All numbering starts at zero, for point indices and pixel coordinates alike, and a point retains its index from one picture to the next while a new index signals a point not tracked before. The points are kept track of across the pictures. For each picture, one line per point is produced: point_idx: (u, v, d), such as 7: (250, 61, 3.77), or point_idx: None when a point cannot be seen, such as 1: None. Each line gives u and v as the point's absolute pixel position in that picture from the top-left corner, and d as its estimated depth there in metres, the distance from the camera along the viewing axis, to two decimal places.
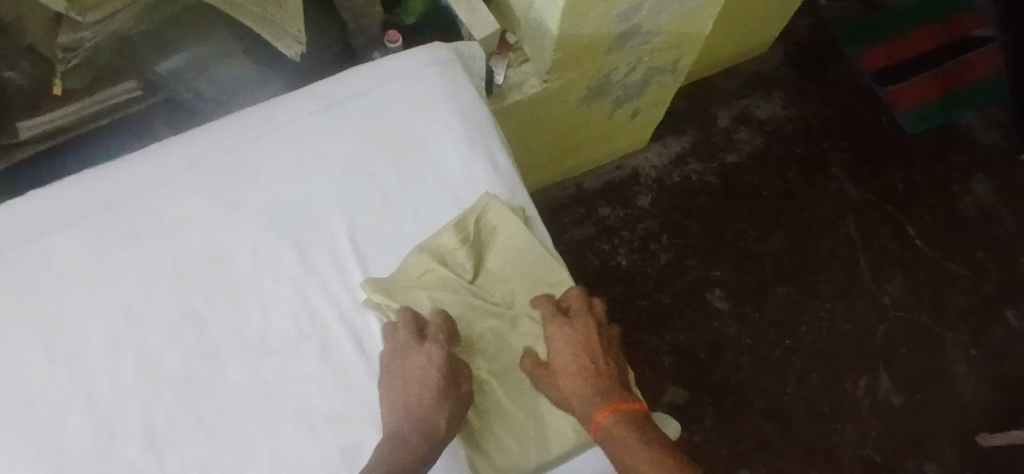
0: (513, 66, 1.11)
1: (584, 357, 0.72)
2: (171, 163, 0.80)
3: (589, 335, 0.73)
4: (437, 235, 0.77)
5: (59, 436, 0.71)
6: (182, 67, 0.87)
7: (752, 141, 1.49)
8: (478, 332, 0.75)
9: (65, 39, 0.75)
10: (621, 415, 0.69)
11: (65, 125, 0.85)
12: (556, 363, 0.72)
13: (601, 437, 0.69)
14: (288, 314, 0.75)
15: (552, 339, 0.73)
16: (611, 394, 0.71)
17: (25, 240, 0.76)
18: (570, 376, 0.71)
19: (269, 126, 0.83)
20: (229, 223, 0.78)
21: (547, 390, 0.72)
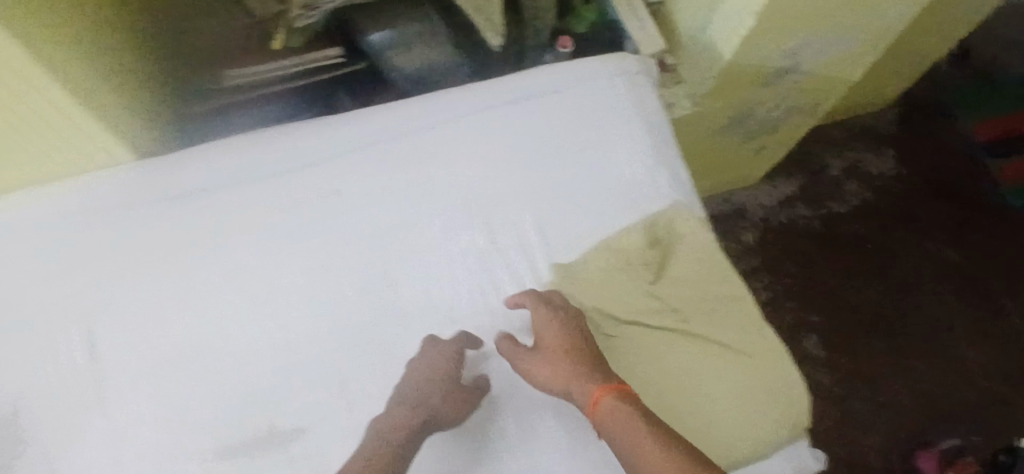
0: (666, 87, 1.13)
1: (574, 343, 0.71)
2: (371, 132, 0.84)
3: (577, 327, 0.72)
4: (625, 233, 0.79)
5: (247, 376, 0.74)
6: (388, 41, 0.88)
7: (859, 195, 1.52)
8: (654, 335, 0.76)
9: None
10: (619, 395, 0.66)
11: (266, 79, 0.88)
12: (542, 348, 0.72)
13: (599, 423, 0.66)
14: (475, 287, 0.79)
15: (541, 333, 0.72)
16: (605, 376, 0.68)
17: (235, 184, 0.81)
18: (558, 361, 0.70)
19: (462, 109, 0.86)
20: (422, 196, 0.82)
21: (529, 371, 0.71)
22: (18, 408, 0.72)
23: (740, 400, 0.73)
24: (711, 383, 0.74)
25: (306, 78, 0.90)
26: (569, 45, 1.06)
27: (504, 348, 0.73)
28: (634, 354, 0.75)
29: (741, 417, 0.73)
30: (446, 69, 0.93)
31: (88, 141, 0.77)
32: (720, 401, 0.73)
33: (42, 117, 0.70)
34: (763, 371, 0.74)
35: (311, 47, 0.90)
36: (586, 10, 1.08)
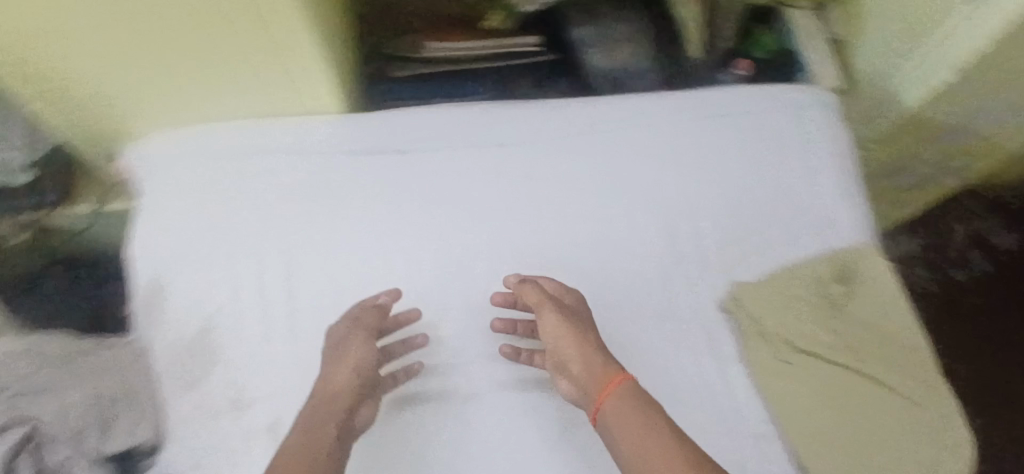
0: None
1: (579, 332, 0.72)
2: (565, 124, 0.86)
3: (581, 318, 0.73)
4: (811, 263, 0.81)
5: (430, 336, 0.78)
6: (588, 38, 0.91)
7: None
8: (826, 365, 0.76)
9: None
10: (620, 391, 0.67)
11: (466, 57, 0.91)
12: (567, 310, 0.74)
13: (607, 397, 0.67)
14: (651, 290, 0.80)
15: (547, 313, 0.74)
16: (607, 368, 0.69)
17: (432, 153, 0.84)
18: (583, 333, 0.72)
19: (660, 113, 0.87)
20: (608, 194, 0.83)
21: (548, 324, 0.73)
22: (210, 324, 0.76)
23: (904, 437, 0.73)
24: (878, 416, 0.73)
25: (502, 62, 0.91)
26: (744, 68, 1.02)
27: (531, 297, 0.75)
28: (802, 376, 0.75)
29: (903, 453, 0.72)
30: (637, 73, 0.93)
31: (301, 87, 0.80)
32: (885, 436, 0.73)
33: (269, 51, 0.73)
34: (929, 417, 0.74)
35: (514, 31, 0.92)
36: (766, 38, 1.08)
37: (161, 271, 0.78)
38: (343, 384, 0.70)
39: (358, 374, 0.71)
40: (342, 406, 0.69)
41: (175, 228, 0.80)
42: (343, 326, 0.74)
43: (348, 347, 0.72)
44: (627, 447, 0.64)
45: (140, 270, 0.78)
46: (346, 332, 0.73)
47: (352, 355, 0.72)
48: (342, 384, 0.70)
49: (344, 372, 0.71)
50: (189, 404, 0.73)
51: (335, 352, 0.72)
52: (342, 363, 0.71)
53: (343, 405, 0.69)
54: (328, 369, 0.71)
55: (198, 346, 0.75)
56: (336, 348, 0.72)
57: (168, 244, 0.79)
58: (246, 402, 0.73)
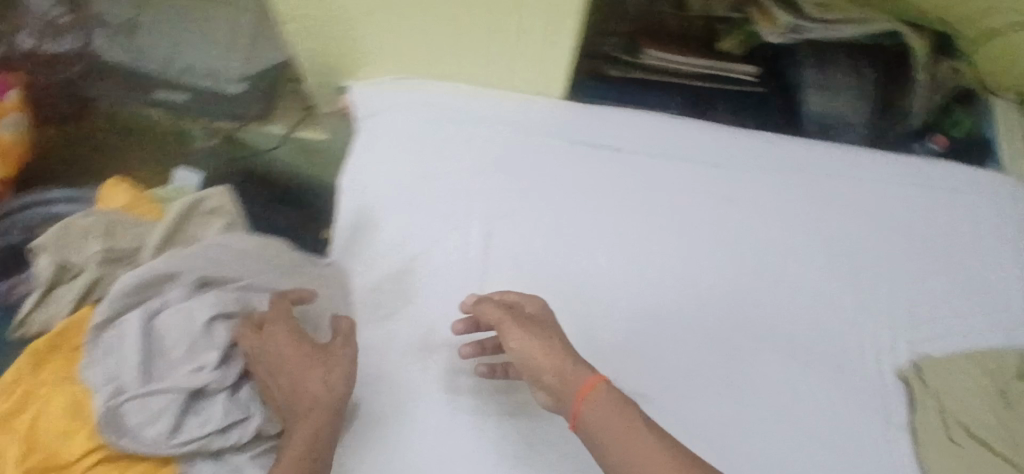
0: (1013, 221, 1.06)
1: (540, 342, 0.62)
2: (778, 155, 0.87)
3: (549, 332, 0.63)
4: (994, 353, 0.80)
5: (599, 335, 0.76)
6: (812, 82, 0.91)
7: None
8: (998, 458, 0.73)
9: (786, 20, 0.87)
10: (595, 400, 0.57)
11: (682, 72, 0.92)
12: (525, 320, 0.64)
13: (584, 404, 0.58)
14: (832, 339, 0.80)
15: (506, 330, 0.63)
16: (575, 374, 0.59)
17: (644, 154, 0.86)
18: (547, 341, 0.62)
19: (869, 170, 0.89)
20: (806, 234, 0.84)
21: (513, 342, 0.62)
22: (414, 265, 0.78)
23: None
24: None
25: (717, 85, 0.92)
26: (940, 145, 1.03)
27: (490, 316, 0.66)
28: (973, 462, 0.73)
29: None
30: (851, 123, 0.91)
31: (543, 63, 0.83)
32: None
33: (534, 13, 0.77)
34: None
35: (738, 58, 0.93)
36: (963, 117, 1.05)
37: (371, 207, 0.80)
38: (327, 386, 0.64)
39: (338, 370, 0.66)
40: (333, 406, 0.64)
41: (391, 171, 0.82)
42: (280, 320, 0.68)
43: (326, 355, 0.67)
44: (618, 456, 0.55)
45: (350, 202, 0.81)
46: (292, 329, 0.68)
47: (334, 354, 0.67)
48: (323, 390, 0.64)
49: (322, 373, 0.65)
50: (379, 336, 0.74)
51: (307, 351, 0.66)
52: (323, 368, 0.65)
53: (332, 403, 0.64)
54: (302, 374, 0.65)
55: (396, 284, 0.77)
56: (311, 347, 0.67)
57: (380, 185, 0.82)
58: (429, 349, 0.74)
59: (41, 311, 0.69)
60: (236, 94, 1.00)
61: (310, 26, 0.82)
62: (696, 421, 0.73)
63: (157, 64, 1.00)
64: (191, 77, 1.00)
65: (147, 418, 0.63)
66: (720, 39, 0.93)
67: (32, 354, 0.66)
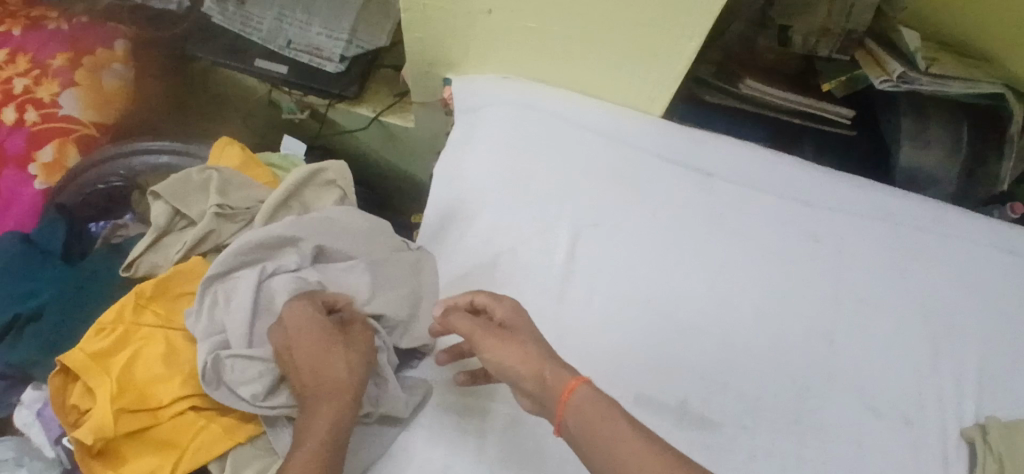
0: None
1: (510, 350, 0.58)
2: (866, 202, 0.88)
3: (521, 336, 0.59)
4: None
5: (671, 356, 0.77)
6: (907, 131, 0.90)
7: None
8: None
9: (893, 69, 0.82)
10: (576, 403, 0.54)
11: (777, 106, 0.94)
12: (500, 327, 0.61)
13: (565, 410, 0.54)
14: (903, 390, 0.79)
15: (478, 338, 0.61)
16: (554, 377, 0.56)
17: (736, 183, 0.86)
18: (516, 342, 0.59)
19: (956, 229, 0.89)
20: (888, 283, 0.84)
21: (487, 345, 0.60)
22: (495, 261, 0.80)
23: None
24: None
25: (808, 122, 0.95)
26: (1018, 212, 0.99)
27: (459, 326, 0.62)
28: None
29: None
30: (937, 181, 0.91)
31: (648, 84, 0.86)
32: None
33: (654, 44, 0.79)
34: None
35: (835, 99, 0.94)
36: None
37: (462, 198, 0.84)
38: (348, 372, 0.60)
39: (357, 358, 0.62)
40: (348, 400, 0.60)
41: (486, 164, 0.85)
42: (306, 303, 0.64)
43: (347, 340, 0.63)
44: (603, 458, 0.51)
45: (444, 191, 0.85)
46: (312, 310, 0.64)
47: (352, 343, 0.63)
48: (350, 378, 0.60)
49: (347, 361, 0.61)
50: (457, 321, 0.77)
51: (325, 334, 0.62)
52: (342, 351, 0.61)
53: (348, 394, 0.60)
54: (326, 359, 0.60)
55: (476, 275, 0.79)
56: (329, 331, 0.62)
57: (474, 177, 0.85)
58: None
59: (153, 254, 0.73)
60: (331, 74, 1.02)
61: (431, 18, 0.83)
62: (756, 453, 0.73)
63: (261, 33, 1.03)
64: (292, 52, 1.02)
65: (242, 378, 0.63)
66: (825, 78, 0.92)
67: (138, 296, 0.67)
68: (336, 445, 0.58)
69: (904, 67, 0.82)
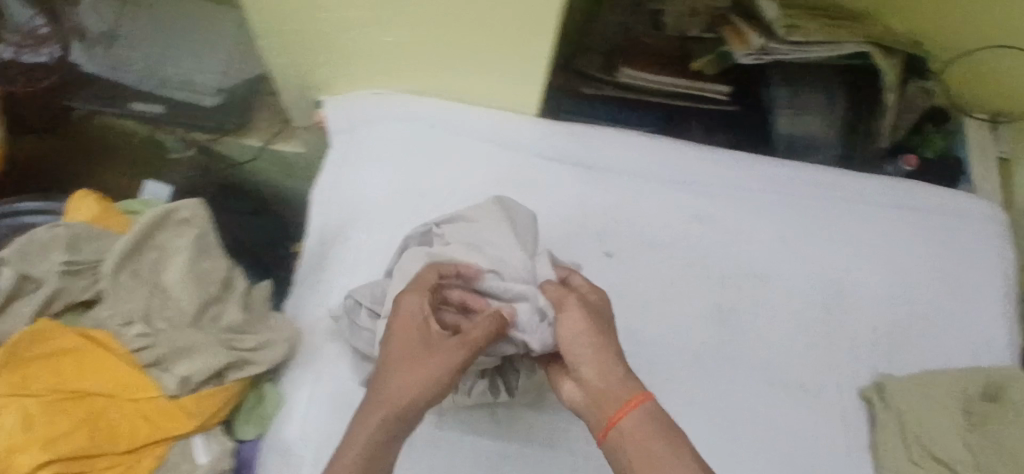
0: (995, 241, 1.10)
1: (596, 336, 0.61)
2: (752, 176, 0.87)
3: (605, 328, 0.62)
4: (962, 374, 0.80)
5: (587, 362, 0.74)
6: (780, 98, 0.92)
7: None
8: None
9: (756, 40, 0.82)
10: (637, 414, 0.57)
11: (652, 91, 0.94)
12: (590, 312, 0.63)
13: (622, 416, 0.57)
14: (796, 359, 0.80)
15: (563, 315, 0.62)
16: (625, 382, 0.59)
17: (619, 173, 0.85)
18: (594, 332, 0.61)
19: (843, 193, 0.88)
20: (775, 256, 0.84)
21: (566, 324, 0.62)
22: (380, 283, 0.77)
23: None
24: None
25: (688, 103, 0.94)
26: (912, 164, 1.03)
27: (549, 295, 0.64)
28: None
29: None
30: (819, 142, 0.92)
31: (514, 88, 0.84)
32: None
33: (509, 48, 0.78)
34: None
35: (713, 78, 0.93)
36: (936, 138, 1.08)
37: (344, 220, 0.80)
38: (417, 389, 0.58)
39: (438, 374, 0.58)
40: (412, 413, 0.58)
41: (365, 184, 0.82)
42: (418, 298, 0.63)
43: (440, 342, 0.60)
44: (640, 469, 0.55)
45: (324, 213, 0.81)
46: (418, 315, 0.62)
47: (447, 346, 0.60)
48: (418, 396, 0.58)
49: (421, 377, 0.58)
50: (340, 351, 0.72)
51: (426, 336, 0.61)
52: (422, 370, 0.59)
53: (410, 412, 0.58)
54: (400, 369, 0.59)
55: None
56: (421, 340, 0.60)
57: (354, 198, 0.81)
58: None
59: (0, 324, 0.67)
60: (208, 108, 1.00)
61: (287, 41, 0.81)
62: None
63: (133, 74, 1.00)
64: (168, 89, 1.00)
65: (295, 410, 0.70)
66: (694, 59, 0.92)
67: None
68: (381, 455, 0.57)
69: (764, 38, 0.82)
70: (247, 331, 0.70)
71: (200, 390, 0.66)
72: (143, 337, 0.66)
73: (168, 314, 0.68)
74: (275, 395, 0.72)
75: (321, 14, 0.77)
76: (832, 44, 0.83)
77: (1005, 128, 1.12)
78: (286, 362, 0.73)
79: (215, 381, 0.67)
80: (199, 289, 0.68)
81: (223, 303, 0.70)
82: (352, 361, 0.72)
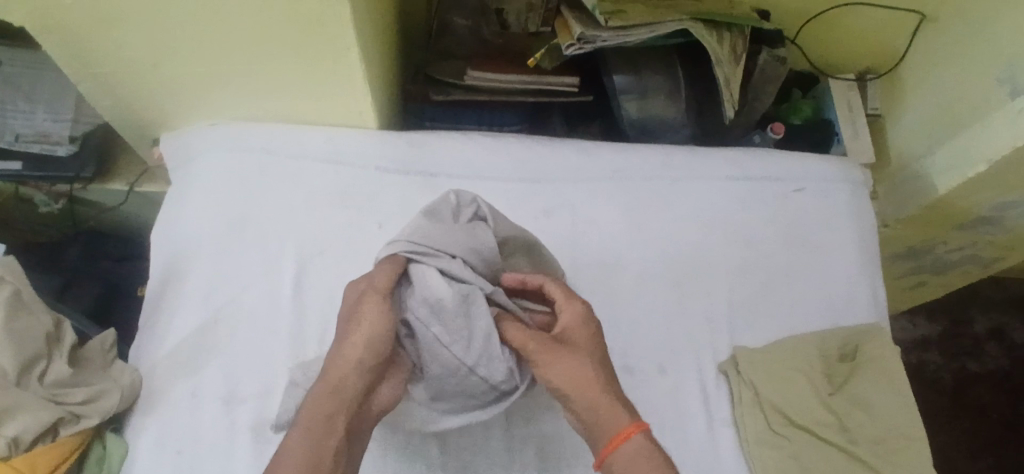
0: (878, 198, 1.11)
1: (572, 373, 0.60)
2: (597, 163, 0.86)
3: (584, 361, 0.61)
4: (818, 336, 0.80)
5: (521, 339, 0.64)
6: (629, 86, 0.92)
7: (997, 358, 1.38)
8: (810, 444, 0.73)
9: (579, 30, 0.84)
10: (626, 451, 0.58)
11: (501, 90, 0.93)
12: (560, 347, 0.61)
13: (612, 459, 0.58)
14: (656, 342, 0.78)
15: (539, 362, 0.61)
16: (613, 417, 0.59)
17: (459, 176, 0.84)
18: (569, 370, 0.60)
19: (691, 171, 0.88)
20: (627, 241, 0.83)
21: (541, 367, 0.61)
22: (217, 317, 0.75)
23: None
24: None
25: (539, 97, 0.93)
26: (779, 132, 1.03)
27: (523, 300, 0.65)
28: (785, 449, 0.73)
29: None
30: (669, 121, 0.94)
31: (348, 106, 0.82)
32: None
33: (324, 68, 0.75)
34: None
35: (561, 71, 0.94)
36: (804, 104, 1.08)
37: (180, 257, 0.78)
38: (351, 358, 0.59)
39: (364, 337, 0.59)
40: (351, 387, 0.59)
41: (200, 219, 0.79)
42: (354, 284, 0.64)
43: (362, 308, 0.61)
44: None
45: (160, 253, 0.79)
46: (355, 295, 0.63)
47: (369, 302, 0.61)
48: (354, 360, 0.59)
49: (354, 344, 0.59)
50: (183, 393, 0.71)
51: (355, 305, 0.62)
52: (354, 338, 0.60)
53: (348, 385, 0.58)
54: (335, 344, 0.60)
55: (198, 339, 0.74)
56: (349, 311, 0.62)
57: (186, 235, 0.79)
58: (237, 400, 0.71)
59: None
60: (64, 157, 0.97)
61: (104, 83, 0.78)
62: (515, 444, 0.71)
63: None
64: (23, 144, 0.96)
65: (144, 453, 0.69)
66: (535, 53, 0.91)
67: None
68: (327, 435, 0.56)
69: (584, 27, 0.85)
70: (78, 384, 0.69)
71: (32, 449, 0.65)
72: None
73: None
74: (118, 443, 0.70)
75: (122, 53, 0.73)
76: (653, 27, 0.85)
77: (875, 86, 1.13)
78: (128, 409, 0.72)
79: (48, 439, 0.66)
80: (18, 348, 0.66)
81: (53, 360, 0.69)
82: (195, 400, 0.71)
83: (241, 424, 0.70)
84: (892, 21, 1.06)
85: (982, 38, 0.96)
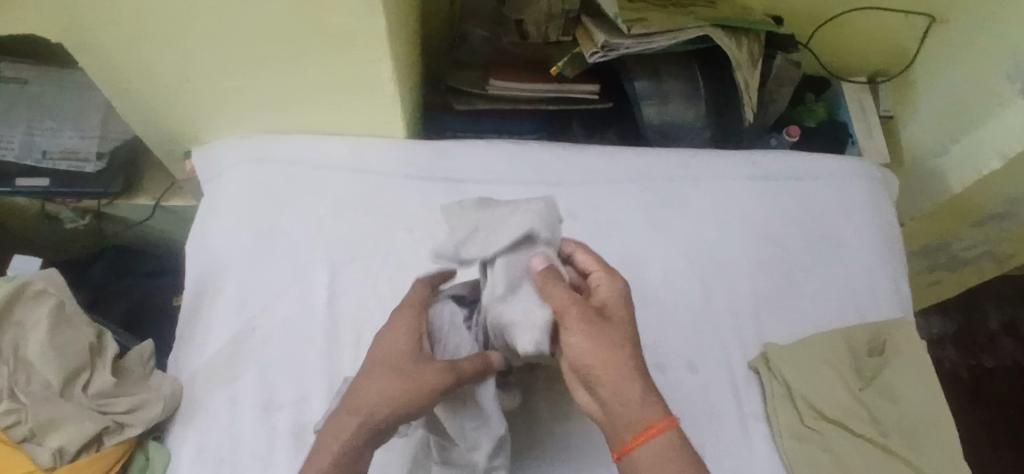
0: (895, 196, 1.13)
1: (607, 355, 0.58)
2: (622, 166, 0.88)
3: (620, 342, 0.59)
4: (847, 331, 0.81)
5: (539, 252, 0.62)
6: (648, 90, 0.94)
7: (1014, 355, 1.38)
8: (843, 437, 0.74)
9: (600, 39, 0.86)
10: (655, 442, 0.57)
11: (522, 98, 0.95)
12: (595, 324, 0.58)
13: (639, 447, 0.58)
14: (686, 340, 0.79)
15: (572, 338, 0.58)
16: (645, 405, 0.58)
17: (487, 179, 0.85)
18: (603, 351, 0.58)
19: (712, 172, 0.89)
20: (653, 241, 0.84)
21: (571, 340, 0.58)
22: (254, 326, 0.76)
23: None
24: None
25: (562, 105, 0.96)
26: (795, 135, 1.03)
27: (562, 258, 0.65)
28: (820, 442, 0.74)
29: None
30: (689, 125, 0.96)
31: (379, 117, 0.83)
32: None
33: (354, 80, 0.76)
34: None
35: (581, 78, 0.95)
36: (818, 107, 1.11)
37: (216, 269, 0.79)
38: (392, 404, 0.58)
39: (410, 397, 0.58)
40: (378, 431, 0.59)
41: (231, 231, 0.80)
42: (415, 316, 0.62)
43: (424, 369, 0.59)
44: None
45: (193, 266, 0.80)
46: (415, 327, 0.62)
47: (432, 365, 0.59)
48: (387, 413, 0.58)
49: (397, 394, 0.58)
50: (222, 400, 0.72)
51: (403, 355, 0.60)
52: (392, 395, 0.58)
53: (378, 424, 0.58)
54: (381, 380, 0.59)
55: (233, 348, 0.74)
56: (406, 357, 0.60)
57: (222, 246, 0.80)
58: (277, 406, 0.72)
59: None
60: (92, 174, 0.98)
61: (136, 98, 0.79)
62: (553, 443, 0.73)
63: (13, 152, 0.96)
64: (50, 162, 0.97)
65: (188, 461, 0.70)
66: (555, 62, 0.93)
67: None
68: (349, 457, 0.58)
69: (608, 35, 0.87)
70: (119, 394, 0.70)
71: (77, 459, 0.66)
72: (10, 413, 0.65)
73: (32, 388, 0.66)
74: (160, 452, 0.70)
75: (158, 69, 0.74)
76: (672, 34, 0.87)
77: (886, 88, 1.16)
78: (169, 419, 0.73)
79: (93, 449, 0.67)
80: (62, 361, 0.67)
81: (95, 370, 0.70)
82: (233, 406, 0.72)
83: (281, 429, 0.71)
84: (901, 24, 1.08)
85: (992, 36, 0.98)
